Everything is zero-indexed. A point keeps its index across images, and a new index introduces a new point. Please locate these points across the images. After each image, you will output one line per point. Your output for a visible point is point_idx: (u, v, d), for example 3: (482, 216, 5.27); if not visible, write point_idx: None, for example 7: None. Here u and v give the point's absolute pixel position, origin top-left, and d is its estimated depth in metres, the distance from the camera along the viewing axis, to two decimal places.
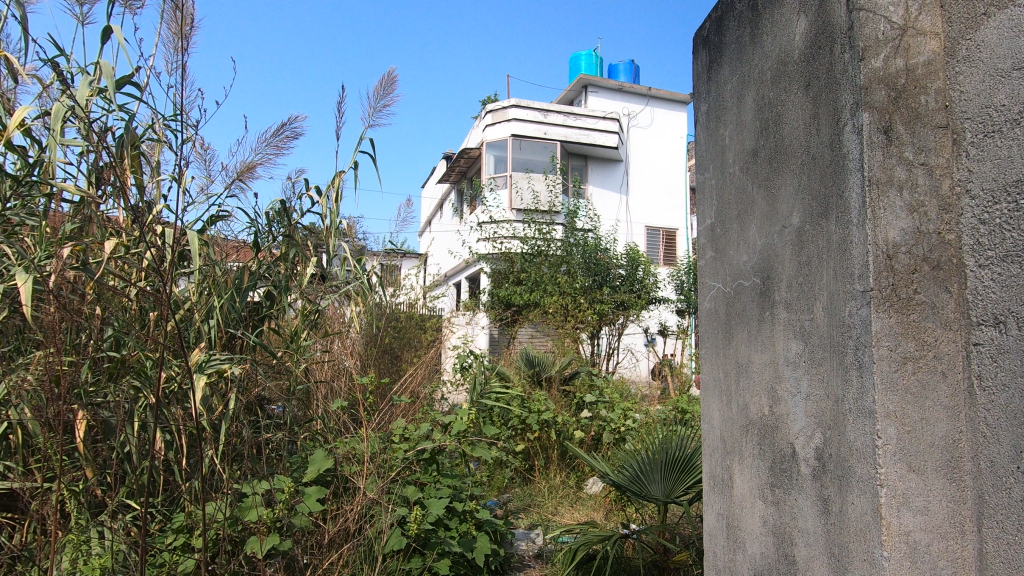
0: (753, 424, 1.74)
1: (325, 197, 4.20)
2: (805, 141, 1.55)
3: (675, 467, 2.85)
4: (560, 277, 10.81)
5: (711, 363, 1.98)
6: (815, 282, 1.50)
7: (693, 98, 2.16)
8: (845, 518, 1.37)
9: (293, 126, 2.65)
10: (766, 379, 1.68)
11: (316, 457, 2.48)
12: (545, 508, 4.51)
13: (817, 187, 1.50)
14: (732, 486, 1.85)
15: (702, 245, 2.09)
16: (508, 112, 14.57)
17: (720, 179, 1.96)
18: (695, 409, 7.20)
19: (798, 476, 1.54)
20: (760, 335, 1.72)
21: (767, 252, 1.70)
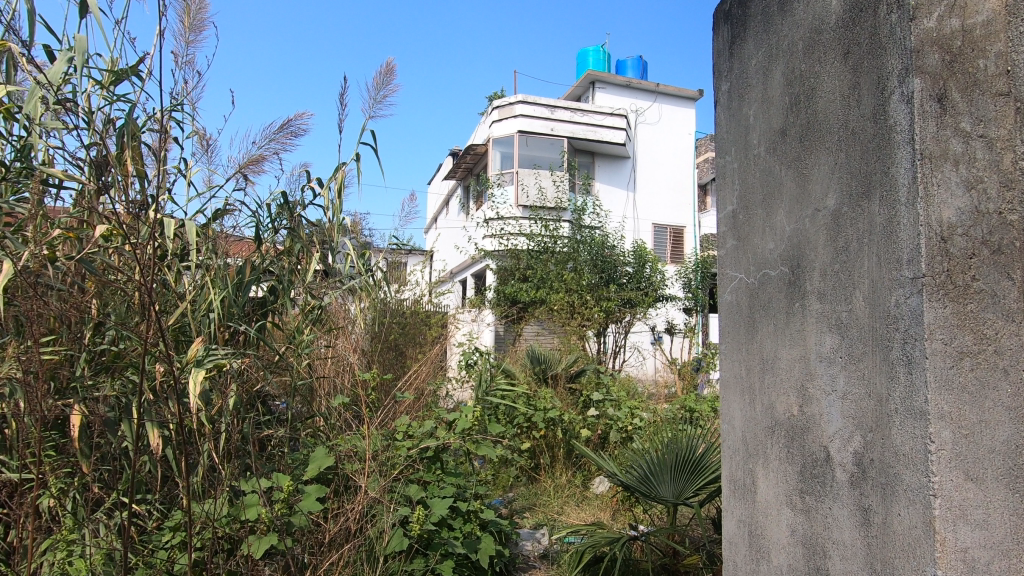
0: (778, 426, 1.67)
1: (326, 188, 4.17)
2: (843, 116, 1.46)
3: (686, 468, 2.78)
4: (566, 275, 10.70)
5: (732, 360, 1.91)
6: (854, 270, 1.42)
7: (714, 76, 2.09)
8: (889, 531, 1.29)
9: (298, 123, 2.58)
10: (793, 378, 1.61)
11: (316, 454, 2.41)
12: (551, 508, 4.45)
13: (856, 164, 1.42)
14: (756, 492, 1.77)
15: (723, 233, 2.01)
16: (515, 108, 14.49)
17: (743, 161, 1.90)
18: (704, 408, 7.11)
19: (833, 482, 1.45)
20: (789, 329, 1.64)
21: (798, 239, 1.62)
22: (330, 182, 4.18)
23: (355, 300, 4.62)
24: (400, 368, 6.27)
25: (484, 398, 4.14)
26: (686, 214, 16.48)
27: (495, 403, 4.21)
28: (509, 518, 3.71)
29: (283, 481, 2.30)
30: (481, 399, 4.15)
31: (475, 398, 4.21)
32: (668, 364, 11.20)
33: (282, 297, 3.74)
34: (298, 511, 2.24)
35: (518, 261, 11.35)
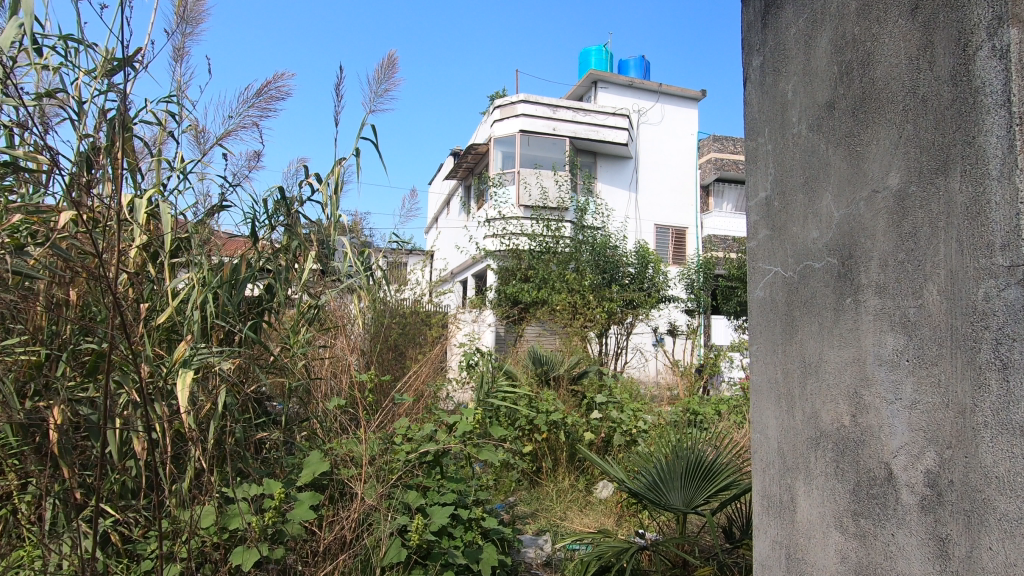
0: (824, 437, 1.58)
1: (324, 184, 4.05)
2: (911, 80, 1.37)
3: (696, 474, 2.66)
4: (569, 275, 10.59)
5: (764, 363, 1.82)
6: (926, 257, 1.32)
7: (743, 53, 2.00)
8: (976, 562, 1.20)
9: (277, 86, 2.56)
10: (843, 384, 1.52)
11: (311, 459, 2.31)
12: (554, 513, 4.35)
13: (928, 135, 1.32)
14: (794, 511, 1.69)
15: (756, 223, 1.92)
16: (517, 107, 14.39)
17: (780, 143, 1.80)
18: (708, 411, 7.01)
19: (898, 504, 1.37)
20: (838, 329, 1.55)
21: (849, 226, 1.53)
22: (328, 178, 4.07)
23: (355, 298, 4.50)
24: (400, 369, 6.17)
25: (486, 400, 4.03)
26: (688, 215, 16.38)
27: (497, 405, 4.10)
28: (511, 524, 3.60)
29: (275, 487, 2.17)
30: (483, 401, 4.04)
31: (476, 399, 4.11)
32: (670, 366, 11.11)
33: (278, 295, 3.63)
34: (291, 519, 2.13)
35: (520, 261, 11.26)
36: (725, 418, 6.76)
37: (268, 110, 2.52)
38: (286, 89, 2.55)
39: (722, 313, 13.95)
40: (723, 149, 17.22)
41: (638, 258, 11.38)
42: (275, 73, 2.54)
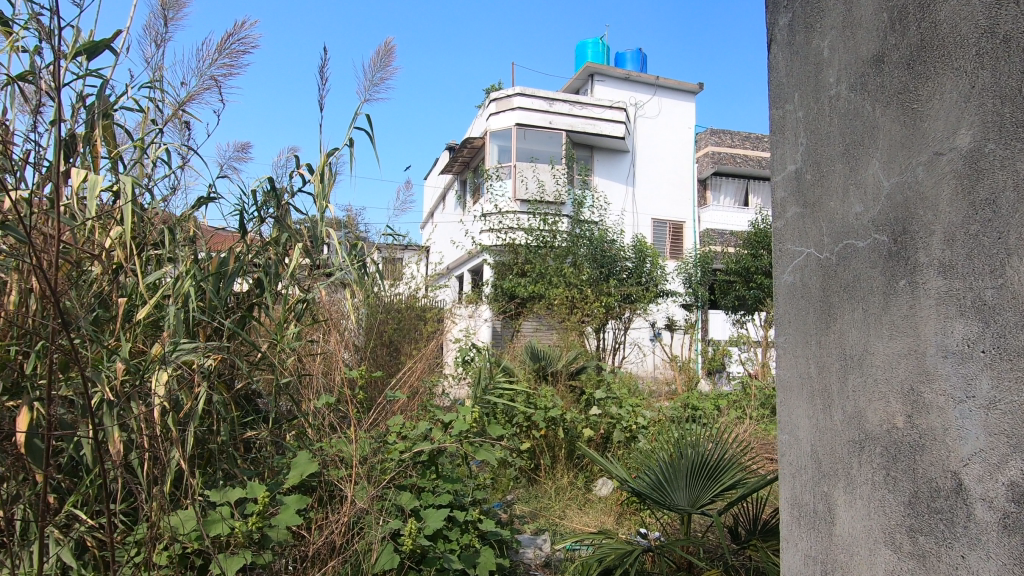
0: (871, 439, 1.50)
1: (316, 175, 3.90)
2: (986, 21, 1.29)
3: (703, 472, 2.57)
4: (566, 269, 10.48)
5: (795, 357, 1.74)
6: (1006, 222, 1.24)
7: (767, 11, 1.91)
8: None
9: (239, 38, 2.44)
10: (896, 379, 1.43)
11: (297, 460, 2.19)
12: (553, 512, 4.26)
13: (1011, 80, 1.25)
14: (832, 523, 1.60)
15: (785, 199, 1.82)
16: (512, 101, 14.22)
17: (812, 107, 1.72)
18: (707, 408, 6.93)
19: (968, 519, 1.28)
20: (888, 318, 1.46)
21: (903, 195, 1.45)
22: (321, 169, 3.91)
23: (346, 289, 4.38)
24: (395, 365, 6.05)
25: (485, 399, 3.92)
26: (685, 209, 16.27)
27: (494, 402, 4.00)
28: (509, 524, 3.50)
29: (259, 491, 2.04)
30: (481, 398, 3.93)
31: (472, 398, 4.00)
32: (668, 361, 11.04)
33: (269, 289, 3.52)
34: (276, 524, 2.00)
35: (517, 255, 11.14)
36: (724, 413, 6.69)
37: (232, 65, 2.43)
38: (249, 43, 2.46)
39: (719, 308, 13.88)
40: (720, 143, 17.11)
41: (636, 252, 11.29)
42: (235, 24, 2.41)
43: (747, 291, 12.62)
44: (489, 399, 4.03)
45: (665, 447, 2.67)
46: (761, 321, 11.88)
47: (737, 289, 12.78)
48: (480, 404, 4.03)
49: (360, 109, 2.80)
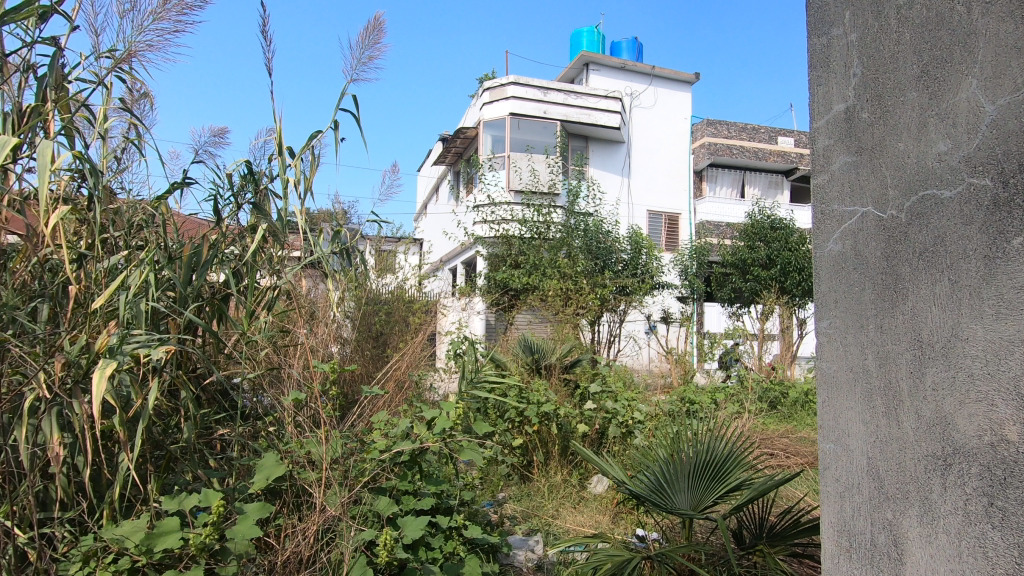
0: (962, 454, 1.44)
1: (297, 161, 3.55)
2: None
3: (708, 472, 2.39)
4: (560, 261, 10.26)
5: (850, 345, 1.72)
6: None
7: None
8: None
9: None
10: (1007, 376, 1.36)
11: (266, 459, 2.02)
12: (546, 511, 4.09)
13: None
14: (903, 561, 1.56)
15: (832, 146, 1.82)
16: (506, 89, 13.96)
17: (864, 35, 1.74)
18: (704, 402, 6.74)
19: None
20: (988, 310, 1.40)
21: (1011, 120, 1.39)
22: (303, 154, 3.57)
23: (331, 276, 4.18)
24: (383, 358, 5.85)
25: (475, 393, 3.75)
26: (681, 201, 16.06)
27: (486, 397, 3.82)
28: (499, 524, 3.33)
29: (214, 499, 1.80)
30: (471, 393, 3.75)
31: (464, 393, 3.82)
32: (664, 354, 10.86)
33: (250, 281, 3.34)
34: (233, 535, 1.77)
35: (511, 247, 10.93)
36: (721, 408, 6.51)
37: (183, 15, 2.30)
38: None
39: (715, 301, 13.74)
40: (717, 134, 16.92)
41: (631, 244, 11.12)
42: None
43: (743, 283, 12.44)
44: (480, 394, 3.84)
45: (667, 444, 2.50)
46: (757, 314, 11.72)
47: (733, 281, 12.61)
48: (470, 398, 3.85)
49: (345, 90, 2.85)
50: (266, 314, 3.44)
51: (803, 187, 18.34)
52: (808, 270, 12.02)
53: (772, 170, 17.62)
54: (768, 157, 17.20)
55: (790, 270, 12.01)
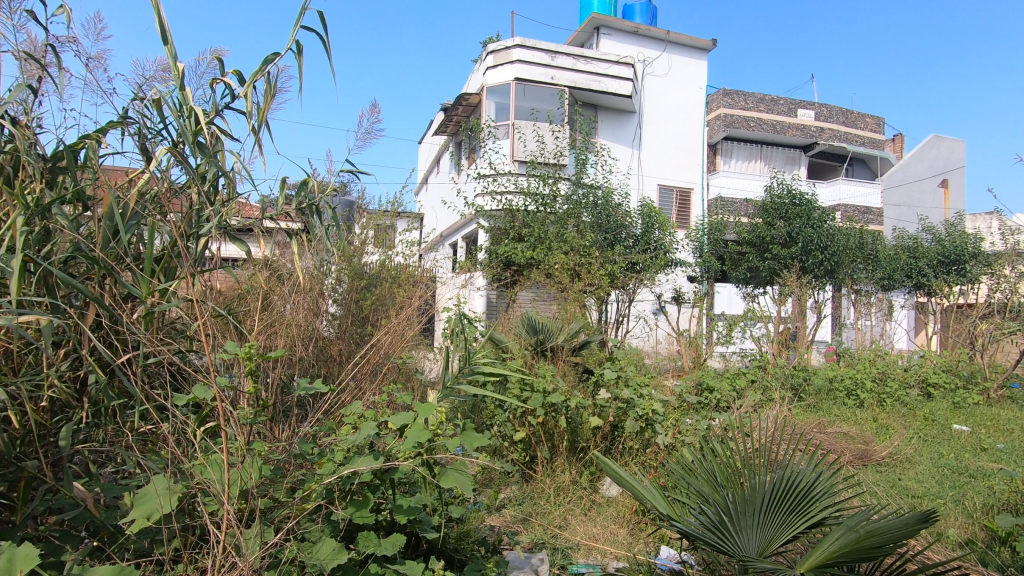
0: None
1: (248, 90, 3.04)
2: None
3: (783, 507, 2.04)
4: (567, 234, 9.51)
5: None
6: None
7: None
8: None
9: None
10: None
11: (153, 488, 1.58)
12: (550, 519, 3.49)
13: None
14: None
15: None
16: (512, 52, 13.06)
17: None
18: (726, 393, 6.09)
19: None
20: None
21: None
22: (256, 81, 3.05)
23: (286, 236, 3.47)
24: (367, 339, 5.19)
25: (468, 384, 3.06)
26: (693, 175, 15.25)
27: (482, 393, 3.11)
28: (496, 542, 2.75)
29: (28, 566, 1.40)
30: (460, 383, 3.03)
31: (456, 387, 3.11)
32: (674, 335, 10.25)
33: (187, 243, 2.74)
34: None
35: (514, 219, 10.15)
36: (744, 397, 5.87)
37: None
38: None
39: (728, 281, 13.06)
40: (733, 105, 15.99)
41: (643, 218, 10.43)
42: None
43: (761, 262, 11.71)
44: (476, 391, 3.13)
45: (728, 471, 2.12)
46: (774, 295, 11.04)
47: (750, 259, 11.88)
48: (463, 395, 3.16)
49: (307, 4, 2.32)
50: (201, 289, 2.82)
51: (822, 163, 17.46)
52: (832, 249, 11.26)
53: (790, 145, 16.73)
54: (787, 131, 16.28)
55: (811, 249, 11.27)
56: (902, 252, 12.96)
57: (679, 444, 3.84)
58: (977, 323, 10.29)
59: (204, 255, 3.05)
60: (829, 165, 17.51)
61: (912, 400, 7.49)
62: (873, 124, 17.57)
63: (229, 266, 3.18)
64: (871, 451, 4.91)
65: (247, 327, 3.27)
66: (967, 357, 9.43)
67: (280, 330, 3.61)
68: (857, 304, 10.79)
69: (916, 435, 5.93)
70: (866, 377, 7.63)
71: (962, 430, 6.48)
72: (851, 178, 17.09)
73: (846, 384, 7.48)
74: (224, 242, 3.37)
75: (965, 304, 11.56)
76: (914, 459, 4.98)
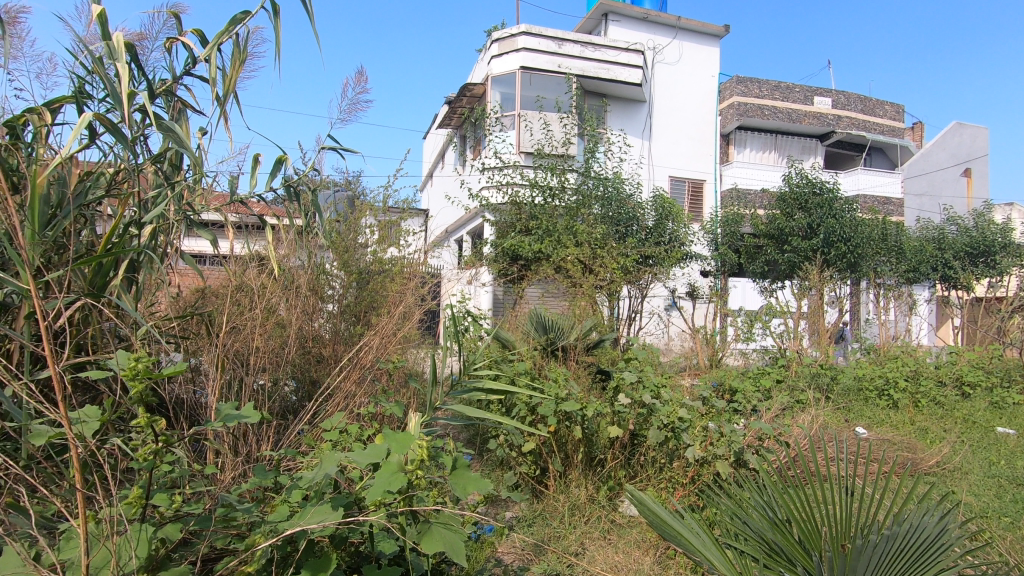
0: None
1: (210, 55, 2.61)
2: None
3: (892, 571, 1.88)
4: (576, 226, 9.05)
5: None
6: None
7: None
8: None
9: None
10: None
11: None
12: (565, 544, 3.07)
13: None
14: None
15: None
16: (517, 40, 12.61)
17: None
18: (752, 397, 5.63)
19: None
20: None
21: None
22: (220, 44, 2.63)
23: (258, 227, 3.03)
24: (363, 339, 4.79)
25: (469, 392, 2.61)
26: (706, 165, 14.72)
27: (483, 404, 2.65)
28: None
29: None
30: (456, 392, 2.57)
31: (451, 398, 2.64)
32: (690, 332, 9.80)
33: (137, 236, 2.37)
34: None
35: (521, 211, 9.70)
36: (771, 400, 5.41)
37: None
38: None
39: (745, 275, 12.55)
40: (747, 93, 15.45)
41: (656, 211, 9.99)
42: None
43: (779, 255, 11.21)
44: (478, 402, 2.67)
45: (811, 534, 1.96)
46: (794, 290, 10.53)
47: (767, 252, 11.36)
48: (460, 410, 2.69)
49: None
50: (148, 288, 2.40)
51: (839, 153, 16.88)
52: (855, 241, 10.72)
53: (806, 134, 16.16)
54: (803, 119, 15.71)
55: (833, 240, 10.73)
56: (927, 243, 12.37)
57: (711, 457, 3.41)
58: (1011, 317, 9.71)
59: (162, 245, 2.65)
60: (847, 154, 16.91)
61: (949, 399, 6.98)
62: (891, 111, 16.97)
63: (193, 257, 2.78)
64: (918, 460, 4.46)
65: (214, 329, 2.86)
66: (1003, 355, 8.87)
67: (256, 331, 3.21)
68: (884, 297, 10.24)
69: (964, 440, 5.44)
70: (898, 375, 7.13)
71: (1008, 433, 5.97)
72: (870, 168, 16.50)
73: (878, 383, 7.00)
74: (189, 233, 2.96)
75: (995, 297, 11.00)
76: (967, 468, 4.52)
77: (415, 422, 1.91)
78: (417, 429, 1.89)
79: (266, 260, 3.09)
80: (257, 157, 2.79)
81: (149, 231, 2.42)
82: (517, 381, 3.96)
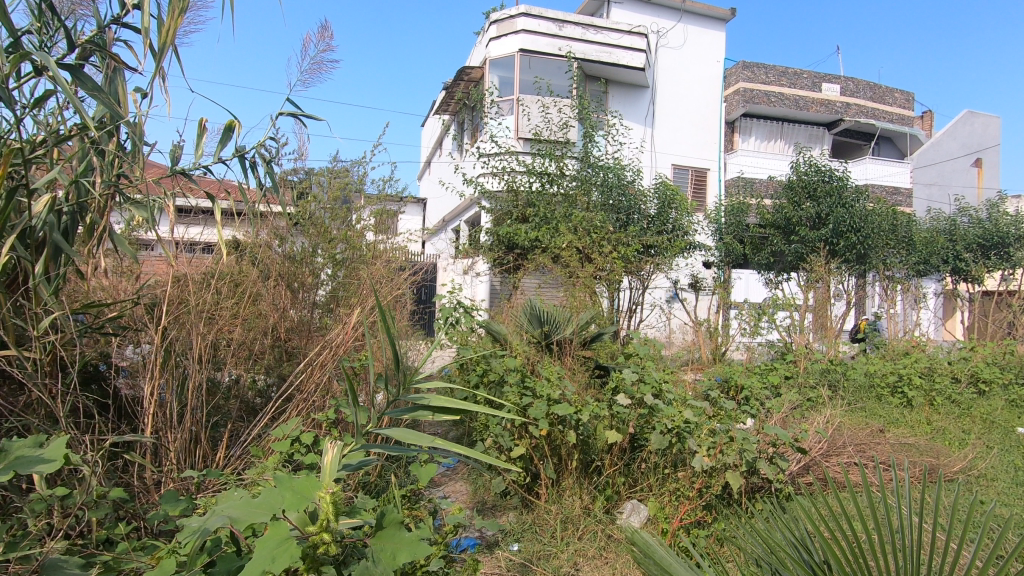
0: None
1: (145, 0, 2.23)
2: None
3: None
4: (575, 213, 8.66)
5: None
6: None
7: None
8: None
9: None
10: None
11: None
12: (554, 564, 2.76)
13: None
14: None
15: None
16: (517, 21, 12.15)
17: None
18: (760, 395, 5.30)
19: None
20: None
21: None
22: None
23: (209, 207, 2.66)
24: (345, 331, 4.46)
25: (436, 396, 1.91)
26: (709, 153, 14.29)
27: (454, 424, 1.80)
28: None
29: None
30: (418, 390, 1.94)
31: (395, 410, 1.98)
32: (693, 325, 9.44)
33: (35, 213, 2.13)
34: None
35: (518, 198, 9.33)
36: (782, 398, 5.07)
37: None
38: None
39: (750, 267, 12.19)
40: (753, 79, 14.98)
41: (659, 199, 9.62)
42: None
43: (786, 246, 10.85)
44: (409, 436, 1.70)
45: None
46: (800, 282, 10.18)
47: (774, 243, 10.99)
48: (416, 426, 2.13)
49: None
50: (41, 278, 2.11)
51: (847, 142, 16.44)
52: (866, 231, 10.33)
53: (813, 122, 15.71)
54: (810, 106, 15.25)
55: (842, 230, 10.34)
56: (939, 234, 11.98)
57: (720, 465, 3.05)
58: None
59: (89, 228, 2.32)
60: (855, 143, 16.48)
61: (965, 398, 6.65)
62: (901, 99, 16.53)
63: (126, 239, 2.43)
64: (942, 467, 4.12)
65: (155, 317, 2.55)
66: (1019, 351, 8.52)
67: (212, 323, 2.88)
68: (895, 290, 9.88)
69: (984, 442, 5.13)
70: (912, 372, 6.79)
71: None
72: (878, 157, 16.07)
73: (891, 379, 6.66)
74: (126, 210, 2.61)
75: (1008, 291, 10.65)
76: (995, 475, 4.19)
77: (333, 457, 1.62)
78: (334, 475, 1.60)
79: (215, 242, 2.71)
80: (199, 122, 2.42)
81: (48, 207, 2.14)
82: (507, 378, 3.63)
